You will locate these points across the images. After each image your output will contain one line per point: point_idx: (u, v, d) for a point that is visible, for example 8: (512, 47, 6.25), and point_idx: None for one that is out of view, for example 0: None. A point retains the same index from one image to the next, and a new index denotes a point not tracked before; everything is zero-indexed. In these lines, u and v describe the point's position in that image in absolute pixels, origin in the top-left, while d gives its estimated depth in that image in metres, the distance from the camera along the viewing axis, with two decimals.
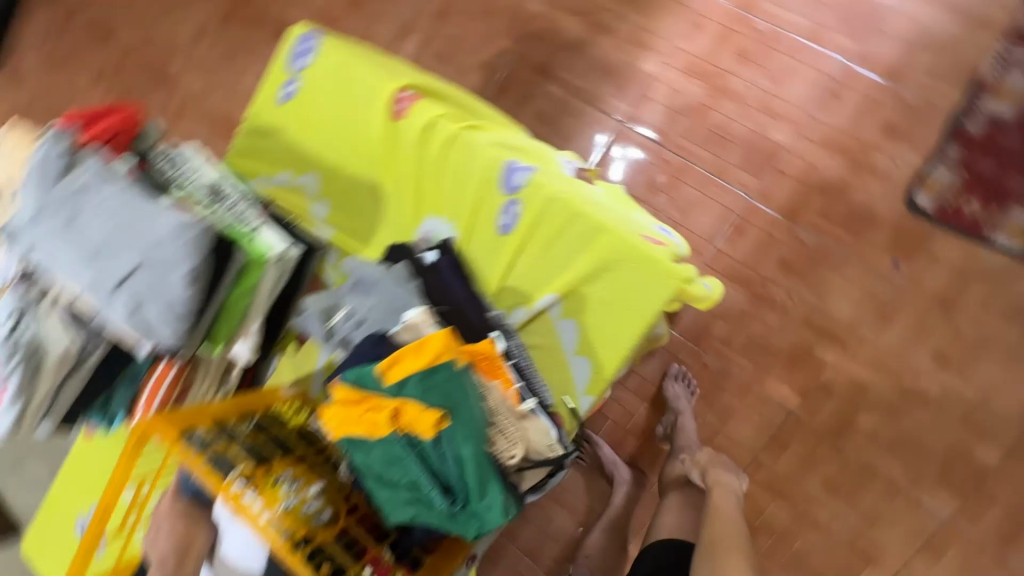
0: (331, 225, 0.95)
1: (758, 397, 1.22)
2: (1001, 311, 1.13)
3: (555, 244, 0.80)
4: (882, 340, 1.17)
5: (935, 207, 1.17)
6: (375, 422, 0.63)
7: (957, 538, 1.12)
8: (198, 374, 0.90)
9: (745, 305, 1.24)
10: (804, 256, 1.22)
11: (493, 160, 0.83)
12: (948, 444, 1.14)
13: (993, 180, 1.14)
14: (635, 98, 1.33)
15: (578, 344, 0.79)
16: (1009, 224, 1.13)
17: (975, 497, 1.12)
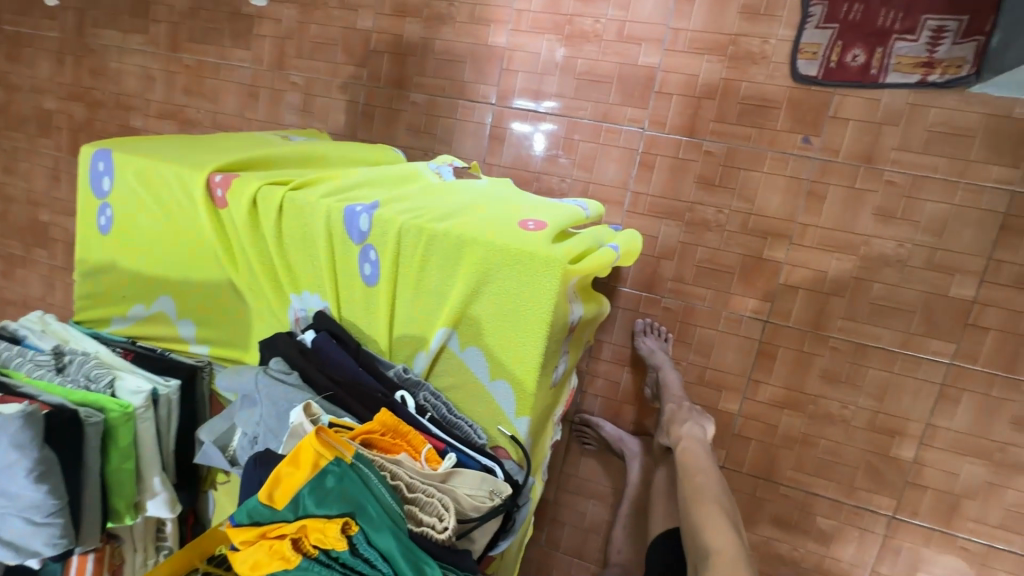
0: (205, 340, 0.87)
1: (729, 320, 1.13)
2: (931, 141, 0.99)
3: (426, 277, 0.72)
4: (833, 210, 1.05)
5: (818, 72, 1.02)
6: (283, 553, 0.54)
7: (970, 381, 1.02)
8: (126, 548, 0.84)
9: (681, 236, 1.13)
10: (716, 166, 1.10)
11: (330, 215, 0.74)
12: (924, 292, 1.02)
13: (866, 22, 0.98)
14: (495, 72, 1.22)
15: (490, 369, 0.72)
16: (899, 59, 0.98)
17: (968, 333, 1.01)
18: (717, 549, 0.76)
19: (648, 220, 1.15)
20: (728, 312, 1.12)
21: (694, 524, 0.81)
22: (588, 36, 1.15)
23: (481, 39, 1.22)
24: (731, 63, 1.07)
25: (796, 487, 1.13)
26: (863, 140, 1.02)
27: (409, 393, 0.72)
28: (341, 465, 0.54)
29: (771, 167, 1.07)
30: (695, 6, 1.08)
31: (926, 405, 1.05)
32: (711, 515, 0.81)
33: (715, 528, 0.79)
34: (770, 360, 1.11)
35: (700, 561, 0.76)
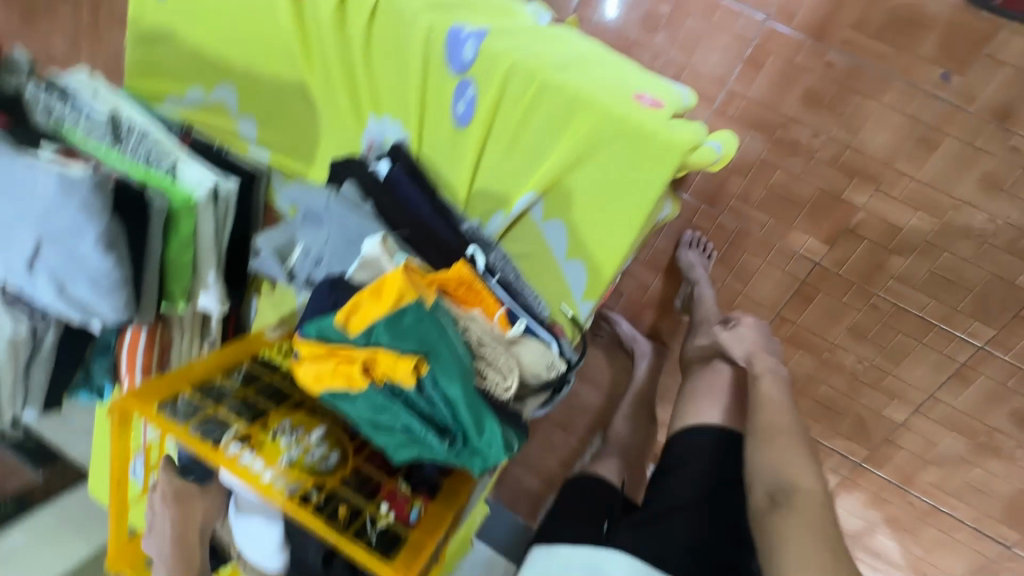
0: (265, 144, 0.81)
1: (780, 252, 1.03)
2: None
3: (525, 132, 0.66)
4: (939, 165, 0.91)
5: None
6: (349, 375, 0.55)
7: (990, 363, 0.97)
8: (175, 331, 0.86)
9: (763, 155, 0.99)
10: (832, 82, 0.92)
11: (431, 31, 0.65)
12: (989, 274, 0.93)
13: None
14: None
15: (569, 248, 0.68)
16: None
17: (1011, 325, 0.94)
18: None
19: (734, 120, 0.99)
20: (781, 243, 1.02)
21: None
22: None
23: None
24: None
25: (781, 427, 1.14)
26: (1014, 85, 0.85)
27: (480, 249, 0.68)
28: (420, 309, 0.54)
29: (899, 91, 0.89)
30: None
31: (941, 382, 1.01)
32: None
33: None
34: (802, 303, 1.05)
35: None
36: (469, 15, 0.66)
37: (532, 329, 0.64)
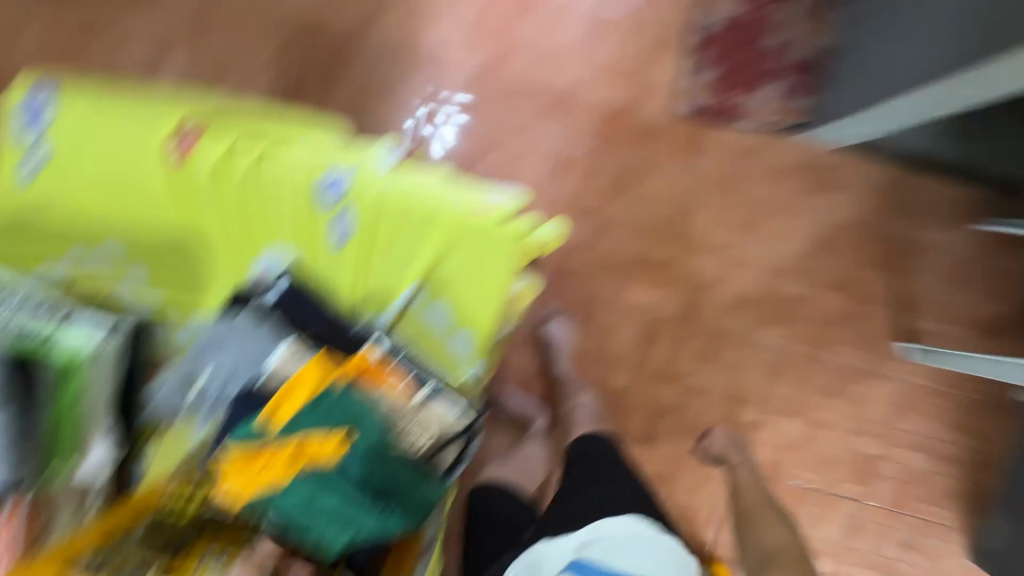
0: (148, 293, 0.86)
1: (616, 312, 1.10)
2: (783, 165, 1.09)
3: (401, 243, 0.83)
4: (707, 213, 1.09)
5: (617, 116, 1.08)
6: (276, 469, 0.68)
7: (795, 362, 1.11)
8: (53, 507, 0.75)
9: (584, 238, 1.09)
10: (608, 171, 1.08)
11: (307, 182, 0.82)
12: (766, 286, 1.10)
13: (741, 56, 1.06)
14: (334, 30, 1.06)
15: (454, 323, 0.84)
16: (761, 106, 1.07)
17: (797, 324, 1.11)
18: (778, 545, 0.96)
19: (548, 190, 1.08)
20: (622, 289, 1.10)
21: (756, 525, 1.01)
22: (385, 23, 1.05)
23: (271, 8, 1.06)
24: (636, 88, 1.08)
25: (675, 462, 1.12)
26: (738, 137, 1.09)
27: (380, 338, 0.77)
28: (336, 392, 0.71)
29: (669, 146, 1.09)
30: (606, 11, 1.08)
31: (785, 378, 1.11)
32: (766, 519, 1.01)
33: (776, 530, 0.98)
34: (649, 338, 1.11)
35: (766, 558, 0.96)
36: (339, 161, 0.83)
37: (433, 396, 0.76)
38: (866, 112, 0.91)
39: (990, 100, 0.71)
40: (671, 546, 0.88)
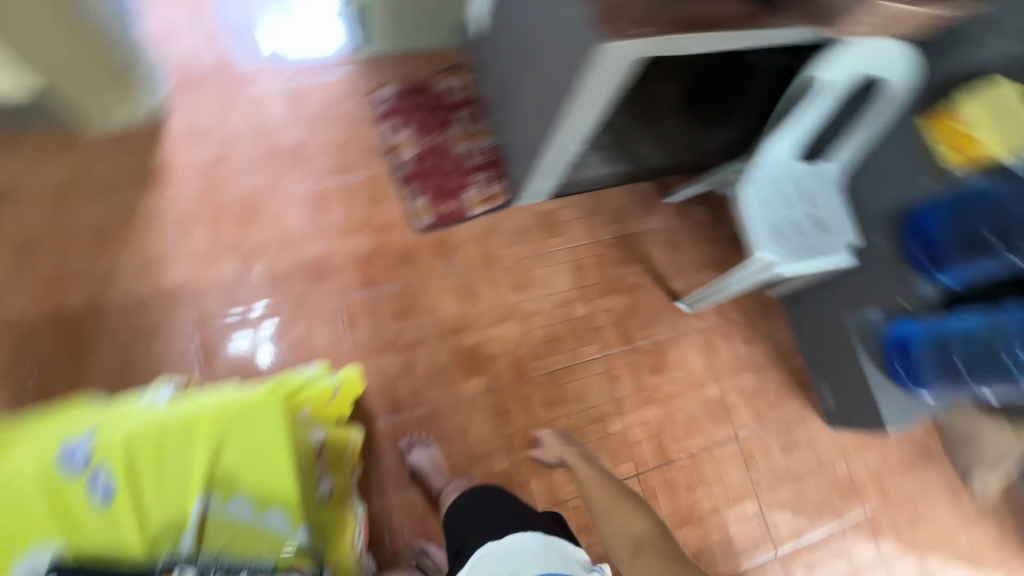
0: (46, 552, 0.82)
1: (504, 364, 1.40)
2: (601, 234, 1.56)
3: (165, 465, 0.89)
4: (559, 279, 1.50)
5: (427, 224, 1.44)
6: None
7: (638, 371, 1.48)
8: None
9: (395, 362, 1.35)
10: (477, 260, 1.45)
11: (42, 458, 0.84)
12: (614, 318, 1.50)
13: (444, 181, 1.47)
14: (126, 234, 1.30)
15: (256, 506, 0.93)
16: (470, 202, 1.46)
17: (635, 346, 1.50)
18: (638, 533, 0.90)
19: (358, 300, 1.36)
20: (478, 335, 1.40)
21: (609, 530, 0.93)
22: (217, 189, 1.36)
23: (116, 223, 1.31)
24: (444, 212, 1.45)
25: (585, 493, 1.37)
26: (517, 226, 1.50)
27: (185, 567, 0.84)
28: None
29: (473, 237, 1.46)
30: (352, 187, 1.43)
31: (621, 379, 1.46)
32: (623, 509, 0.95)
33: (629, 518, 0.93)
34: (518, 369, 1.41)
35: (632, 549, 0.88)
36: (73, 428, 0.88)
37: None
38: (550, 170, 1.34)
39: (712, 35, 0.93)
40: (534, 538, 0.91)
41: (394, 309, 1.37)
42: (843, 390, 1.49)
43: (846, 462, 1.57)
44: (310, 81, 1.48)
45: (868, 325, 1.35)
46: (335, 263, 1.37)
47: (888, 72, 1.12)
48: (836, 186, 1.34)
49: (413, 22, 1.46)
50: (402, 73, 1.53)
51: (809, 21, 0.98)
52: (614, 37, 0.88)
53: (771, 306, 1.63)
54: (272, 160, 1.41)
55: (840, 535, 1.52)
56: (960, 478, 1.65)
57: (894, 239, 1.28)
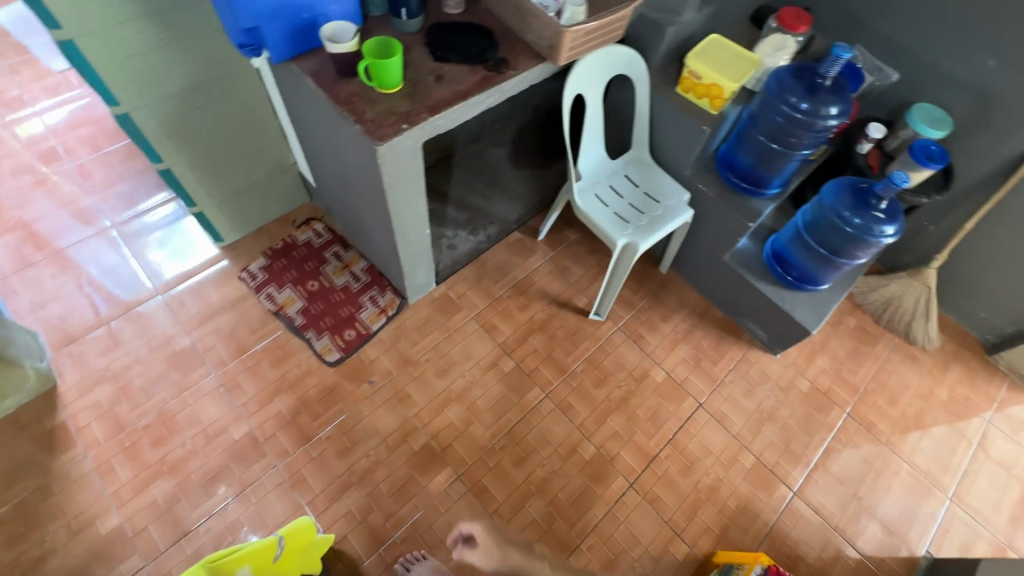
0: None
1: (461, 447, 1.42)
2: (495, 292, 1.67)
3: None
4: (477, 347, 1.57)
5: (339, 355, 1.51)
6: None
7: (584, 391, 1.53)
8: None
9: (358, 497, 1.33)
10: (396, 366, 1.51)
11: None
12: (541, 356, 1.57)
13: (337, 314, 1.57)
14: (45, 510, 1.26)
15: None
16: (369, 319, 1.57)
17: (571, 371, 1.56)
18: None
19: (300, 457, 1.37)
20: (426, 433, 1.43)
21: None
22: (126, 422, 1.37)
23: (32, 503, 1.27)
24: (349, 340, 1.53)
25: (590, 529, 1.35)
26: (419, 321, 1.59)
27: None
28: None
29: (384, 348, 1.54)
30: (255, 359, 1.49)
31: (573, 406, 1.50)
32: None
33: None
34: (476, 445, 1.42)
35: None
36: None
37: None
38: (420, 262, 1.47)
39: (467, 103, 1.09)
40: None
41: (337, 448, 1.39)
42: (766, 319, 1.60)
43: (805, 377, 1.64)
44: (186, 285, 1.59)
45: (741, 255, 1.58)
46: (265, 434, 1.39)
47: (624, 67, 1.35)
48: (650, 165, 1.53)
49: (252, 205, 1.62)
50: (266, 242, 1.68)
51: (540, 59, 1.17)
52: (382, 140, 1.00)
53: (669, 280, 1.76)
54: (172, 371, 1.45)
55: (840, 444, 1.54)
56: (905, 341, 1.75)
57: (714, 181, 1.46)
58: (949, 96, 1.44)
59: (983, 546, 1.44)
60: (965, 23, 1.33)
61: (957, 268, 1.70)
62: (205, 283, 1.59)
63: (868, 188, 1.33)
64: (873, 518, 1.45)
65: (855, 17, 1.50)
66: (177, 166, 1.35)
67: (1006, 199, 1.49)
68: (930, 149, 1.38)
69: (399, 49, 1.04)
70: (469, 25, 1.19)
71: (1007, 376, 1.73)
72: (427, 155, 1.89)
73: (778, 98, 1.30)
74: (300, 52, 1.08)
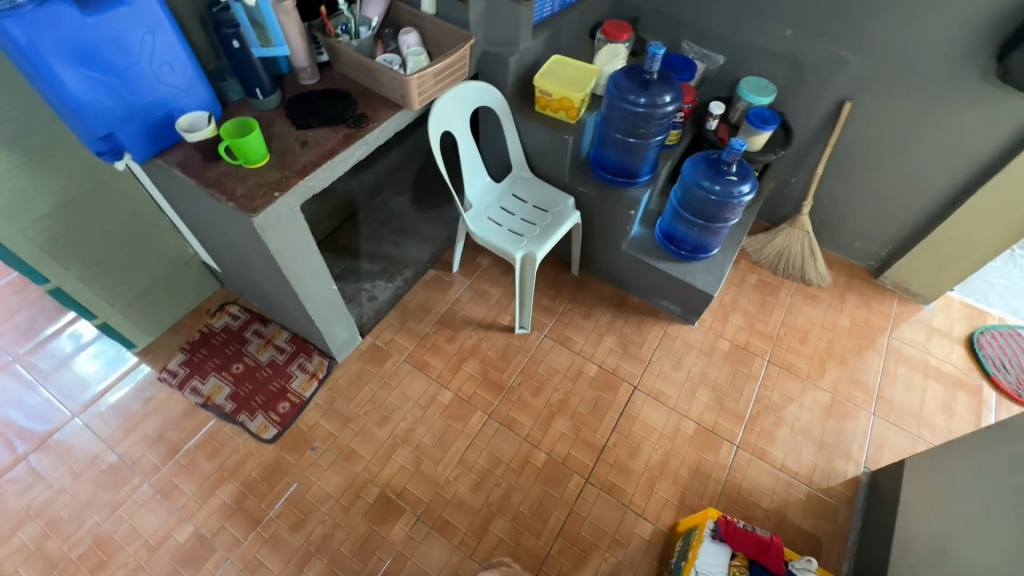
0: None
1: (415, 487, 1.42)
2: (421, 330, 1.72)
3: None
4: (414, 386, 1.60)
5: (276, 430, 1.49)
6: None
7: (525, 401, 1.58)
8: None
9: (320, 566, 1.30)
10: (336, 425, 1.51)
11: None
12: (477, 380, 1.62)
13: (268, 389, 1.56)
14: None
15: None
16: (301, 387, 1.57)
17: (509, 387, 1.61)
18: None
19: (252, 542, 1.33)
20: (378, 484, 1.42)
21: None
22: (59, 557, 1.30)
23: None
24: (284, 412, 1.52)
25: (557, 532, 1.37)
26: (351, 376, 1.61)
27: None
28: None
29: (321, 411, 1.54)
30: (189, 458, 1.45)
31: (517, 419, 1.55)
32: None
33: None
34: (430, 482, 1.43)
35: None
36: None
37: None
38: (338, 318, 1.51)
39: (335, 160, 1.16)
40: None
41: (290, 523, 1.36)
42: (675, 294, 1.71)
43: (724, 337, 1.76)
44: (105, 401, 1.54)
45: (636, 241, 1.70)
46: (212, 529, 1.35)
47: (481, 99, 1.47)
48: (532, 179, 1.65)
49: (159, 303, 1.61)
50: (182, 337, 1.67)
51: (397, 108, 1.27)
52: (256, 211, 1.05)
53: (582, 280, 1.86)
54: (101, 491, 1.39)
55: (768, 390, 1.65)
56: (803, 283, 1.92)
57: (592, 182, 1.59)
58: (768, 66, 1.66)
59: (912, 448, 1.57)
60: (760, 5, 1.55)
61: (825, 209, 1.90)
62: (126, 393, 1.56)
63: (719, 157, 1.48)
64: (813, 449, 1.55)
65: (675, 17, 1.72)
66: (67, 282, 1.34)
67: (841, 141, 1.70)
68: (763, 113, 1.57)
69: (256, 126, 1.11)
70: (325, 92, 1.28)
71: (896, 293, 1.91)
72: (331, 218, 1.95)
73: (619, 99, 1.44)
74: (163, 147, 1.12)
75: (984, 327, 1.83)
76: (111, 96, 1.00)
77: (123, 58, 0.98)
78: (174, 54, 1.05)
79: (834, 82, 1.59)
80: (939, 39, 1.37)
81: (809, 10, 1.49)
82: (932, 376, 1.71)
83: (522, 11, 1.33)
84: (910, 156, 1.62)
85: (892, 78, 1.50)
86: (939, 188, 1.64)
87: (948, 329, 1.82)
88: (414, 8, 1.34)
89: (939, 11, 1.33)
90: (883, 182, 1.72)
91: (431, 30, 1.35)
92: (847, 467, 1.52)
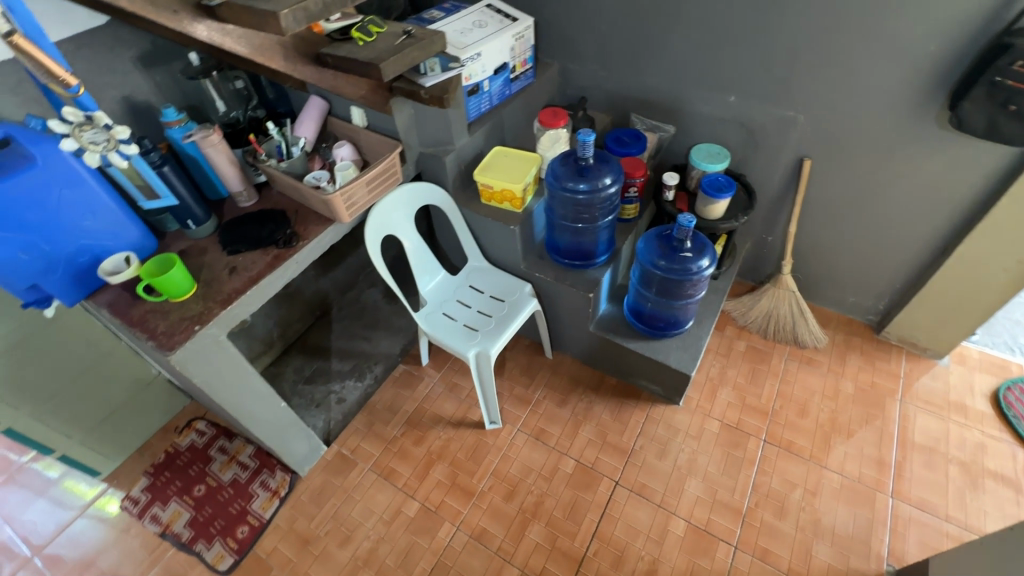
0: None
1: None
2: (387, 433, 1.64)
3: None
4: (377, 498, 1.50)
5: (232, 560, 1.42)
6: None
7: (496, 507, 1.46)
8: None
9: None
10: (295, 549, 1.43)
11: None
12: (444, 485, 1.52)
13: (228, 513, 1.50)
14: None
15: None
16: (262, 507, 1.50)
17: (478, 492, 1.49)
18: None
19: None
20: None
21: None
22: None
23: None
24: (242, 537, 1.45)
25: None
26: (314, 490, 1.53)
27: None
28: None
29: (281, 534, 1.46)
30: None
31: (487, 530, 1.43)
32: None
33: None
34: None
35: None
36: None
37: None
38: (296, 431, 1.46)
39: (262, 283, 1.15)
40: None
41: None
42: (652, 374, 1.60)
43: (713, 416, 1.61)
44: (75, 528, 1.49)
45: (606, 321, 1.62)
46: None
47: (423, 199, 1.46)
48: (488, 269, 1.61)
49: (124, 426, 1.59)
50: (149, 459, 1.63)
51: (329, 222, 1.28)
52: (173, 349, 1.03)
53: (557, 364, 1.77)
54: None
55: (766, 476, 1.48)
56: (797, 346, 1.77)
57: (547, 267, 1.54)
58: (720, 132, 1.61)
59: (941, 537, 1.36)
60: (700, 75, 1.52)
61: (810, 266, 1.78)
62: (97, 517, 1.51)
63: (671, 234, 1.42)
64: (825, 545, 1.36)
65: (621, 92, 1.71)
66: (19, 422, 1.32)
67: (811, 198, 1.62)
68: (717, 181, 1.49)
69: (177, 260, 1.11)
70: (260, 213, 1.29)
71: (903, 348, 1.75)
72: (302, 318, 1.93)
73: (559, 187, 1.41)
74: (93, 289, 1.14)
75: (1010, 381, 1.64)
76: (28, 251, 1.01)
77: (41, 215, 1.00)
78: (97, 202, 1.08)
79: (788, 142, 1.52)
80: (885, 92, 1.31)
81: (748, 77, 1.45)
82: (956, 448, 1.51)
83: (449, 113, 1.32)
84: (885, 208, 1.52)
85: (846, 133, 1.43)
86: (925, 238, 1.52)
87: (969, 388, 1.64)
88: (347, 123, 1.37)
89: (877, 66, 1.28)
90: (864, 235, 1.61)
91: (366, 142, 1.38)
92: (865, 565, 1.32)
